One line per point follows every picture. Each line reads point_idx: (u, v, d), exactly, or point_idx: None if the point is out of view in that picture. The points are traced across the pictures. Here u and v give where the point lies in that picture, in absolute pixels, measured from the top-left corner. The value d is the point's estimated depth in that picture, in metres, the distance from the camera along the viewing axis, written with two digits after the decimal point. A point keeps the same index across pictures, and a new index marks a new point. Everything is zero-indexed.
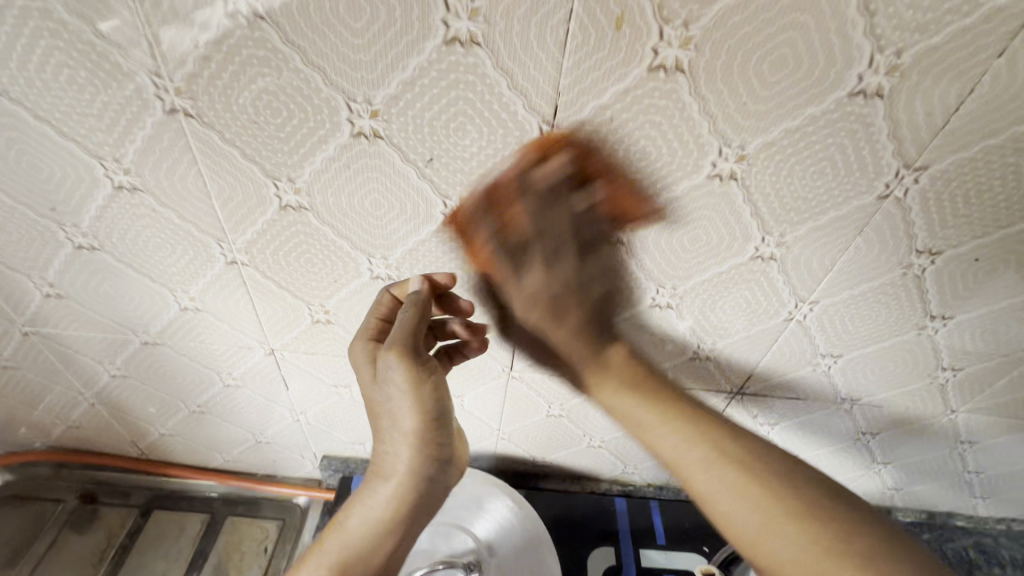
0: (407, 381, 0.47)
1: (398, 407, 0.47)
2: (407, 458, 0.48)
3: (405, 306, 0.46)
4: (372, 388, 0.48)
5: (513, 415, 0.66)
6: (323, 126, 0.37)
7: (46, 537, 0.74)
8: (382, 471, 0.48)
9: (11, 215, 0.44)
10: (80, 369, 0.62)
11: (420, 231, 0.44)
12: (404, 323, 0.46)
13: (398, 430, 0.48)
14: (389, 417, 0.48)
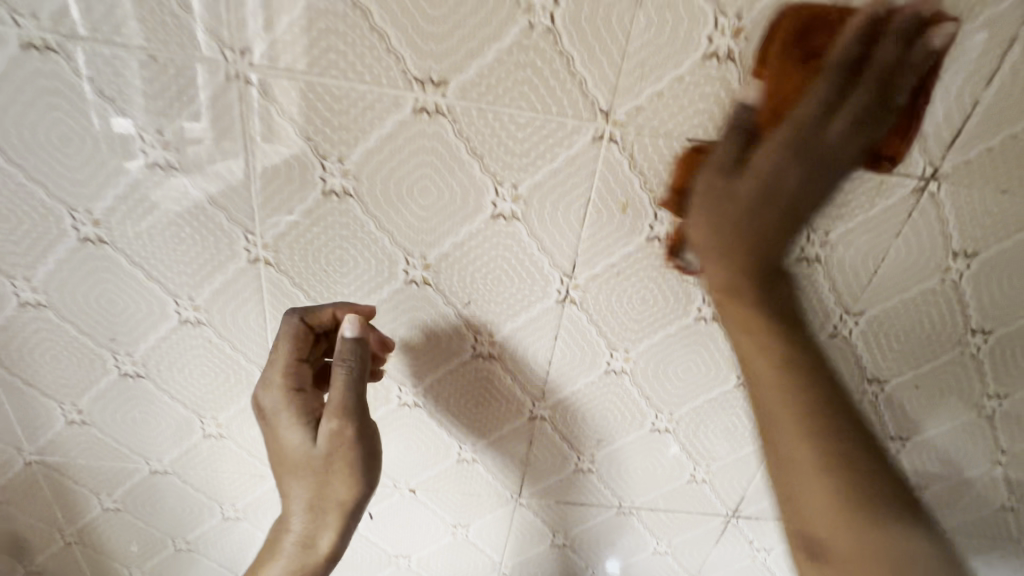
0: (340, 449, 0.45)
1: (318, 480, 0.46)
2: (299, 534, 0.48)
3: (340, 362, 0.43)
4: (294, 442, 0.45)
5: (517, 546, 0.66)
6: (382, 275, 0.45)
7: None
8: (294, 550, 0.48)
9: (69, 344, 0.48)
10: (70, 502, 0.60)
11: (449, 362, 0.50)
12: (340, 376, 0.43)
13: (310, 506, 0.47)
14: (300, 486, 0.47)
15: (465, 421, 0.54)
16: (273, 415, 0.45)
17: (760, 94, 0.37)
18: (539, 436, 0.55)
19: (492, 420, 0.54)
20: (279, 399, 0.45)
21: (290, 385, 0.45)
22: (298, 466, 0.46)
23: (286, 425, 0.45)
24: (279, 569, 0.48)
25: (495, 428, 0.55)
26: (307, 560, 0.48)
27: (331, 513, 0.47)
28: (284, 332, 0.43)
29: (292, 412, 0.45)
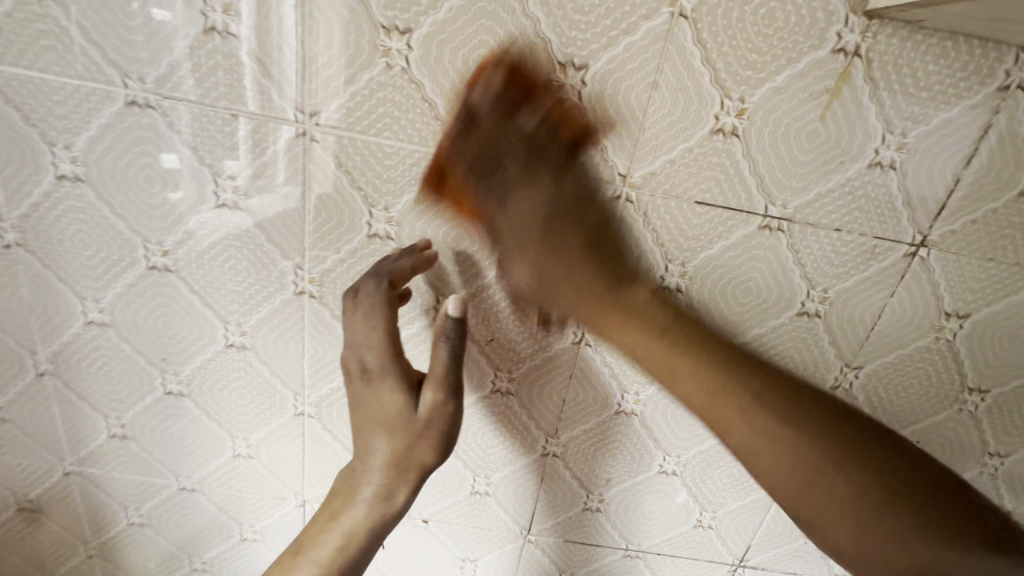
0: (438, 419, 0.49)
1: (410, 441, 0.50)
2: (377, 488, 0.51)
3: (442, 338, 0.46)
4: (393, 403, 0.49)
5: None
6: (415, 310, 0.49)
7: None
8: (373, 505, 0.52)
9: (123, 361, 0.52)
10: (99, 515, 0.63)
11: (469, 394, 0.53)
12: (443, 355, 0.46)
13: (393, 463, 0.51)
14: (386, 442, 0.50)
15: (480, 454, 0.57)
16: (371, 375, 0.48)
17: (762, 164, 0.42)
18: (549, 473, 0.58)
19: (506, 454, 0.57)
20: (379, 362, 0.48)
21: (383, 345, 0.47)
22: (393, 425, 0.50)
23: (384, 387, 0.48)
24: (355, 518, 0.52)
25: (508, 462, 0.57)
26: (385, 510, 0.52)
27: (411, 473, 0.51)
28: (371, 293, 0.44)
29: (394, 373, 0.48)
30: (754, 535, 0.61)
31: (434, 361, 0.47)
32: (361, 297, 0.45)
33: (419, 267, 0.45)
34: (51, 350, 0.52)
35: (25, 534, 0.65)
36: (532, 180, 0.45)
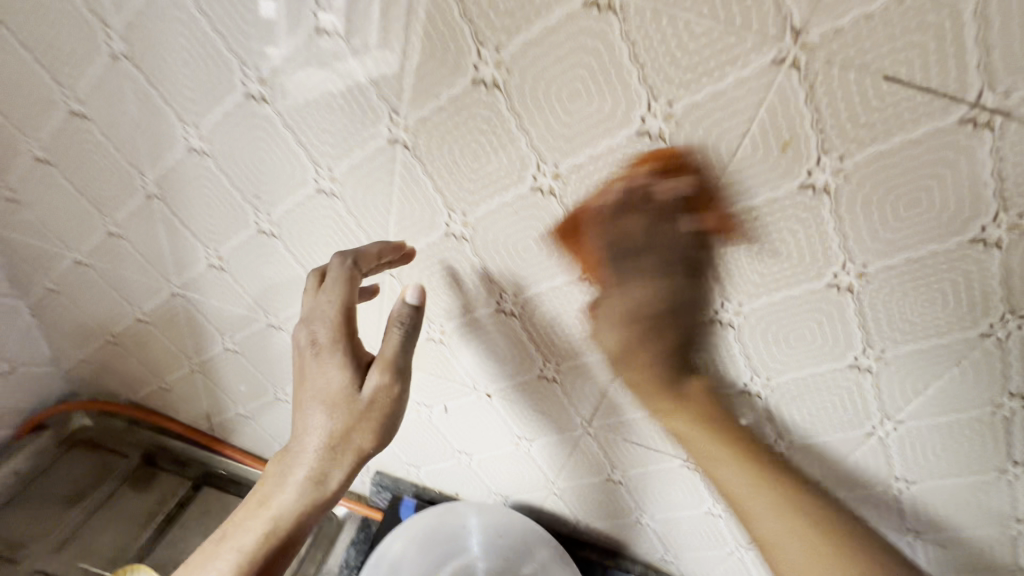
0: (384, 401, 0.49)
1: (346, 417, 0.48)
2: (309, 475, 0.47)
3: (397, 322, 0.50)
4: (335, 380, 0.49)
5: (573, 470, 0.68)
6: (511, 177, 0.45)
7: (105, 487, 0.77)
8: (306, 486, 0.47)
9: (220, 194, 0.53)
10: (200, 336, 0.69)
11: (552, 278, 0.50)
12: (395, 337, 0.49)
13: (327, 442, 0.48)
14: (323, 417, 0.48)
15: (554, 340, 0.55)
16: (319, 347, 0.49)
17: (1004, 30, 0.29)
18: None
19: (582, 345, 0.54)
20: (332, 336, 0.49)
21: (337, 326, 0.49)
22: (337, 402, 0.48)
23: (329, 361, 0.49)
24: (286, 505, 0.47)
25: (580, 355, 0.55)
26: (318, 495, 0.47)
27: (348, 453, 0.48)
28: (337, 274, 0.48)
29: (342, 352, 0.49)
30: (826, 472, 0.58)
31: (387, 343, 0.49)
32: (328, 281, 0.49)
33: (385, 255, 0.50)
34: (158, 174, 0.54)
35: (142, 341, 0.73)
36: (649, 215, 0.45)
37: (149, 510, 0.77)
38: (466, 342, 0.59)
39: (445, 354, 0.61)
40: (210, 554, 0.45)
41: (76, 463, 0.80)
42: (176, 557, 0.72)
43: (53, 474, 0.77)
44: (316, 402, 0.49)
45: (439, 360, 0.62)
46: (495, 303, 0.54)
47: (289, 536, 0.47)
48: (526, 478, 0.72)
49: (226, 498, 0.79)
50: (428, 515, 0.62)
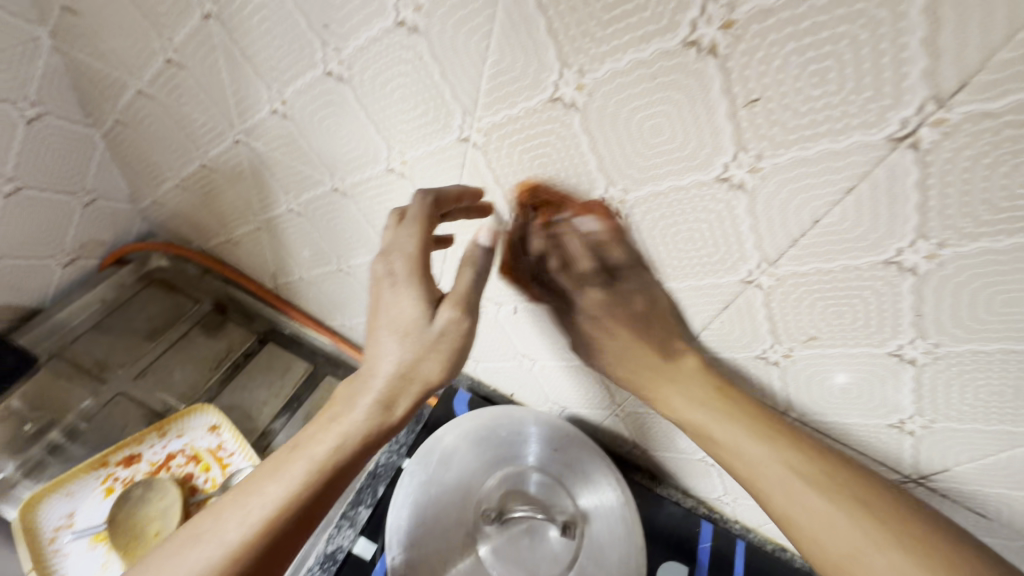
0: (456, 335, 0.48)
1: (418, 350, 0.47)
2: (362, 422, 0.46)
3: (470, 263, 0.50)
4: (407, 311, 0.47)
5: (644, 397, 0.61)
6: (659, 23, 0.31)
7: (180, 328, 0.81)
8: (374, 409, 0.47)
9: (284, 19, 0.44)
10: (265, 193, 0.64)
11: (678, 176, 0.38)
12: (468, 276, 0.49)
13: (398, 371, 0.47)
14: (397, 346, 0.47)
15: (662, 254, 0.44)
16: (396, 279, 0.48)
17: None
18: (742, 305, 0.44)
19: (697, 265, 0.43)
20: (409, 267, 0.47)
21: (416, 260, 0.47)
22: (409, 331, 0.47)
23: (405, 293, 0.47)
24: (353, 424, 0.46)
25: (695, 276, 0.44)
26: (383, 419, 0.47)
27: (416, 385, 0.48)
28: (416, 206, 0.46)
29: (417, 284, 0.48)
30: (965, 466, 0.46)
31: (461, 280, 0.49)
32: (408, 215, 0.46)
33: (464, 199, 0.48)
34: None
35: (210, 191, 0.70)
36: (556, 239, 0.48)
37: (219, 354, 0.79)
38: (554, 239, 0.49)
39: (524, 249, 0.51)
40: (284, 462, 0.44)
41: (156, 300, 0.83)
42: (242, 403, 0.76)
43: (131, 307, 0.81)
44: (393, 335, 0.48)
45: (514, 256, 0.53)
46: (597, 197, 0.43)
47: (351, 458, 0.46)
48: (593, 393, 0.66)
49: (289, 357, 0.81)
50: (485, 415, 0.59)
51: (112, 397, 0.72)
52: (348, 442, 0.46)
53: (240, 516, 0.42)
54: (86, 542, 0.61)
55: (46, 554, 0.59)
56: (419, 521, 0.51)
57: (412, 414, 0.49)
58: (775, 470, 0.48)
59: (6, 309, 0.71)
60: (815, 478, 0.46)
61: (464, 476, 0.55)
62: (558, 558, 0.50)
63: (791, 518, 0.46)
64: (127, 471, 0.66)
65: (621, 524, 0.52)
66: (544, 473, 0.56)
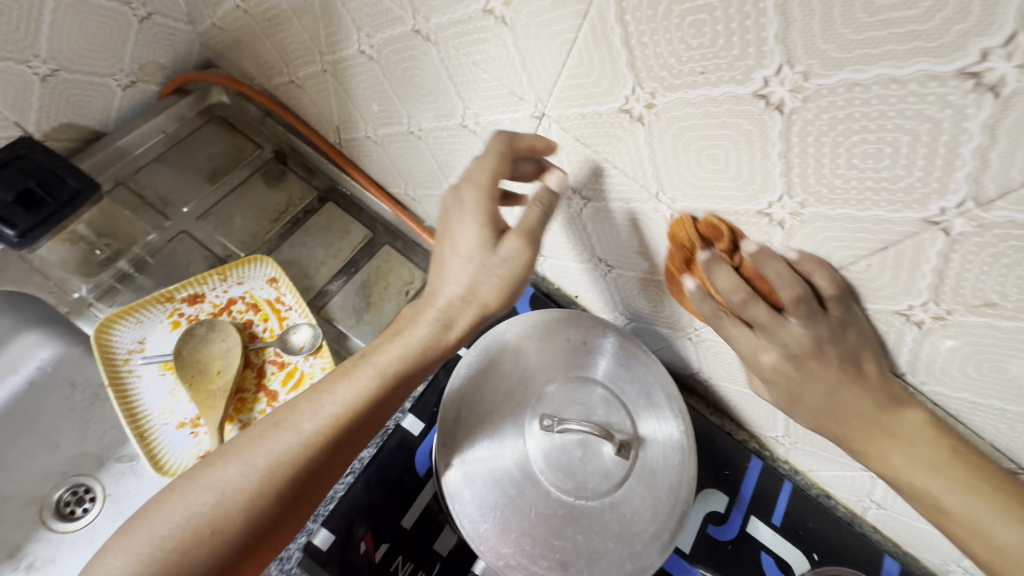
0: (513, 266, 0.47)
1: (478, 270, 0.46)
2: (420, 345, 0.47)
3: (538, 202, 0.47)
4: (471, 239, 0.47)
5: None
6: None
7: (242, 172, 0.77)
8: (436, 328, 0.47)
9: None
10: (335, 26, 0.54)
11: (898, 62, 0.27)
12: (536, 215, 0.47)
13: (461, 294, 0.47)
14: (465, 270, 0.47)
15: (824, 168, 0.34)
16: (464, 208, 0.47)
17: None
18: (905, 248, 0.35)
19: (865, 191, 0.33)
20: (475, 193, 0.46)
21: (485, 195, 0.46)
22: (470, 257, 0.47)
23: (469, 220, 0.47)
24: (419, 337, 0.47)
25: (850, 205, 0.35)
26: (440, 339, 0.47)
27: (473, 308, 0.47)
28: (492, 146, 0.46)
29: (481, 212, 0.46)
30: None
31: (528, 217, 0.47)
32: (485, 151, 0.46)
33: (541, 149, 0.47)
34: None
35: (274, 19, 0.61)
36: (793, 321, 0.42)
37: (279, 206, 0.76)
38: (677, 130, 0.38)
39: (635, 137, 0.42)
40: (353, 367, 0.45)
41: (216, 138, 0.78)
42: (299, 259, 0.74)
43: (194, 142, 0.77)
44: (458, 256, 0.47)
45: (622, 148, 0.43)
46: (758, 78, 0.32)
47: (413, 374, 0.47)
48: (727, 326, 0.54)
49: (349, 218, 0.77)
50: (551, 318, 0.56)
51: (176, 235, 0.72)
52: (409, 356, 0.46)
53: (315, 412, 0.43)
54: (156, 368, 0.64)
55: (121, 372, 0.63)
56: (473, 414, 0.50)
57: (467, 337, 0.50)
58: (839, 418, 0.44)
59: (70, 128, 0.68)
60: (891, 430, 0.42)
61: (522, 374, 0.52)
62: (609, 474, 0.47)
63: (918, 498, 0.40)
64: (192, 308, 0.68)
65: (678, 455, 0.50)
66: (607, 387, 0.52)
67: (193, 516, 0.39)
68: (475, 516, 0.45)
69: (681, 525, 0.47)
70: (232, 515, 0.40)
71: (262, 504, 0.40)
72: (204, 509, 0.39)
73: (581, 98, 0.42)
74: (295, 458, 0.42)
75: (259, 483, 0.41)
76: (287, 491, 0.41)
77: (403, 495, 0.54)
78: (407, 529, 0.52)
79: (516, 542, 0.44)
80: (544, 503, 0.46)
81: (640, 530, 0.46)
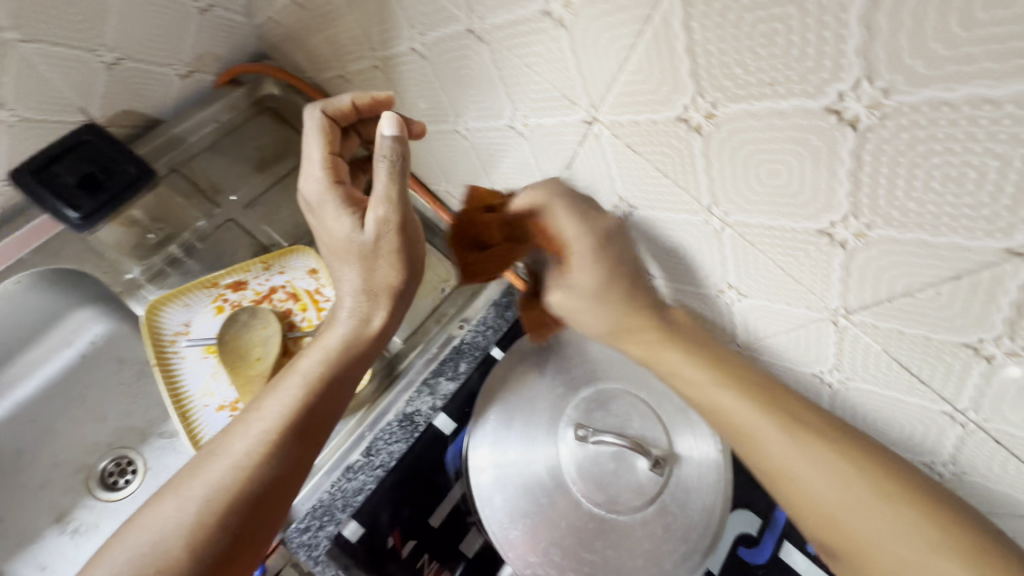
0: (389, 235, 0.47)
1: (364, 264, 0.48)
2: (338, 340, 0.50)
3: (380, 158, 0.44)
4: (339, 230, 0.48)
5: (789, 339, 0.50)
6: None
7: (288, 162, 0.78)
8: (351, 325, 0.51)
9: None
10: (387, 23, 0.55)
11: (997, 82, 0.25)
12: (382, 175, 0.45)
13: (363, 290, 0.50)
14: (351, 270, 0.49)
15: (898, 189, 0.32)
16: (323, 208, 0.49)
17: None
18: (982, 279, 0.32)
19: (942, 217, 0.31)
20: (320, 190, 0.49)
21: (325, 177, 0.49)
22: (348, 252, 0.48)
23: (330, 214, 0.48)
24: (336, 336, 0.50)
25: (924, 229, 0.33)
26: (359, 333, 0.51)
27: (383, 296, 0.50)
28: (311, 126, 0.50)
29: (339, 201, 0.49)
30: None
31: (378, 181, 0.45)
32: (308, 140, 0.51)
33: (361, 110, 0.52)
34: None
35: (328, 16, 0.62)
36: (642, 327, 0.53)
37: None
38: (737, 142, 0.37)
39: (690, 147, 0.40)
40: (280, 380, 0.48)
41: (265, 128, 0.80)
42: None
43: (244, 132, 0.79)
44: (341, 263, 0.50)
45: (673, 156, 0.42)
46: (833, 92, 0.30)
47: (329, 373, 0.49)
48: (789, 338, 0.50)
49: None
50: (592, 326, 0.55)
51: (223, 223, 0.74)
52: (331, 355, 0.49)
53: (247, 430, 0.45)
54: (200, 351, 0.66)
55: (168, 352, 0.65)
56: (507, 418, 0.50)
57: (393, 322, 0.53)
58: (793, 458, 0.43)
59: (131, 114, 0.71)
60: (840, 450, 0.42)
61: (555, 384, 0.51)
62: (643, 489, 0.46)
63: (851, 528, 0.41)
64: (235, 295, 0.69)
65: (713, 475, 0.48)
66: (643, 399, 0.50)
67: (163, 536, 0.39)
68: (505, 522, 0.45)
69: (713, 547, 0.46)
70: (172, 550, 0.39)
71: (233, 512, 0.41)
72: (143, 551, 0.39)
73: (636, 103, 0.41)
74: (235, 483, 0.42)
75: (196, 515, 0.40)
76: (247, 498, 0.42)
77: (432, 494, 0.54)
78: (434, 528, 0.53)
79: (545, 551, 0.44)
80: (575, 515, 0.45)
81: (671, 549, 0.45)
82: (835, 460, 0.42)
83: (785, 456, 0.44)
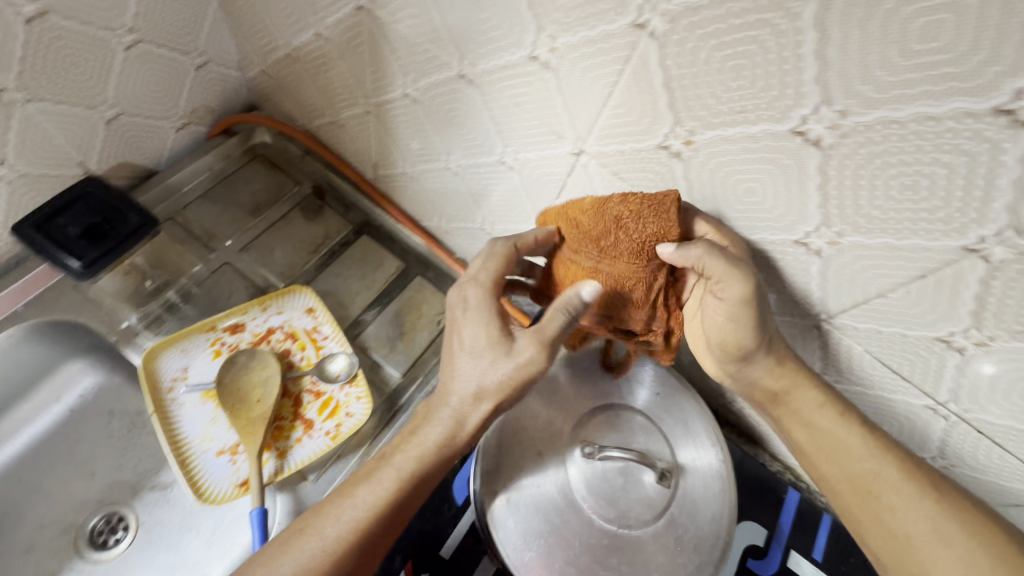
0: (524, 373, 0.47)
1: (490, 367, 0.46)
2: (438, 443, 0.48)
3: (562, 310, 0.44)
4: (481, 337, 0.47)
5: None
6: None
7: (283, 206, 0.80)
8: (449, 424, 0.48)
9: None
10: (382, 72, 0.58)
11: (937, 99, 0.29)
12: (557, 324, 0.45)
13: (475, 391, 0.47)
14: (477, 369, 0.47)
15: (862, 199, 0.35)
16: (468, 308, 0.48)
17: None
18: (945, 276, 0.36)
19: (904, 222, 0.35)
20: (479, 297, 0.47)
21: (485, 292, 0.48)
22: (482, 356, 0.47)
23: (478, 325, 0.47)
24: (433, 437, 0.48)
25: (888, 234, 0.36)
26: (453, 438, 0.48)
27: (490, 401, 0.48)
28: (498, 250, 0.48)
29: (488, 313, 0.47)
30: None
31: (550, 324, 0.45)
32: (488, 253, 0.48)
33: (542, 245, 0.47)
34: None
35: (322, 69, 0.65)
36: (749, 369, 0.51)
37: (317, 239, 0.79)
38: (714, 165, 0.41)
39: (672, 172, 0.44)
40: (372, 470, 0.47)
41: (258, 175, 0.82)
42: (335, 290, 0.76)
43: (237, 180, 0.81)
44: (464, 352, 0.47)
45: (657, 180, 0.45)
46: (796, 116, 0.34)
47: (419, 478, 0.47)
48: None
49: (383, 251, 0.79)
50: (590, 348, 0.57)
51: (220, 267, 0.76)
52: (374, 461, 0.49)
53: (331, 518, 0.45)
54: (198, 396, 0.66)
55: (166, 399, 0.65)
56: (517, 441, 0.50)
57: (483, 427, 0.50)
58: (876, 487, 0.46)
59: (127, 166, 0.72)
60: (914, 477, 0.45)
61: (561, 406, 0.52)
62: (651, 502, 0.47)
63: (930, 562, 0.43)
64: (233, 338, 0.70)
65: (717, 484, 0.50)
66: (645, 415, 0.52)
67: None
68: (519, 544, 0.45)
69: (724, 557, 0.47)
70: None
71: None
72: None
73: (620, 134, 0.44)
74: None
75: None
76: None
77: (441, 524, 0.54)
78: (445, 559, 0.52)
79: (562, 571, 0.44)
80: (588, 532, 0.46)
81: (685, 560, 0.46)
82: (913, 488, 0.45)
83: (870, 491, 0.46)
